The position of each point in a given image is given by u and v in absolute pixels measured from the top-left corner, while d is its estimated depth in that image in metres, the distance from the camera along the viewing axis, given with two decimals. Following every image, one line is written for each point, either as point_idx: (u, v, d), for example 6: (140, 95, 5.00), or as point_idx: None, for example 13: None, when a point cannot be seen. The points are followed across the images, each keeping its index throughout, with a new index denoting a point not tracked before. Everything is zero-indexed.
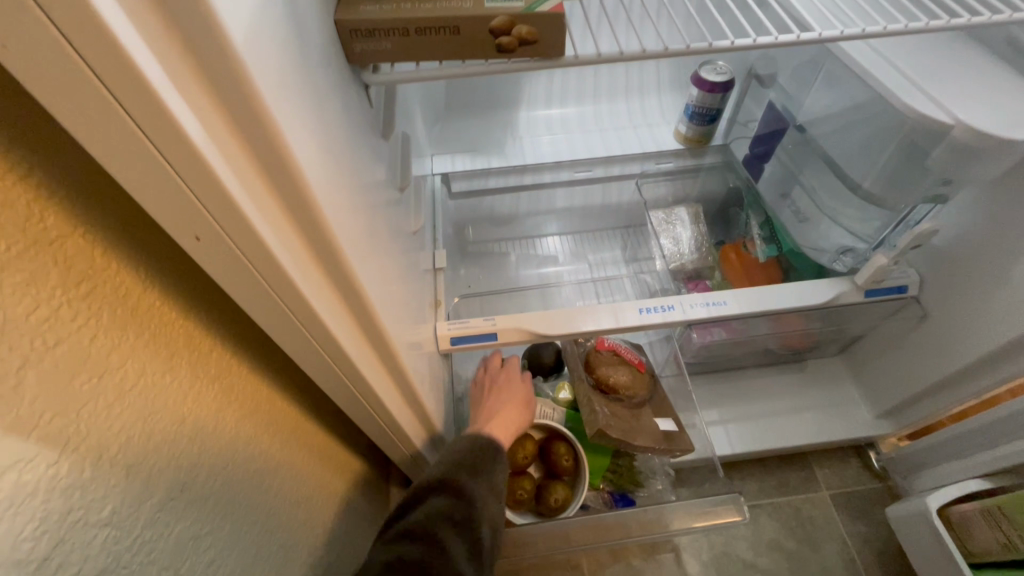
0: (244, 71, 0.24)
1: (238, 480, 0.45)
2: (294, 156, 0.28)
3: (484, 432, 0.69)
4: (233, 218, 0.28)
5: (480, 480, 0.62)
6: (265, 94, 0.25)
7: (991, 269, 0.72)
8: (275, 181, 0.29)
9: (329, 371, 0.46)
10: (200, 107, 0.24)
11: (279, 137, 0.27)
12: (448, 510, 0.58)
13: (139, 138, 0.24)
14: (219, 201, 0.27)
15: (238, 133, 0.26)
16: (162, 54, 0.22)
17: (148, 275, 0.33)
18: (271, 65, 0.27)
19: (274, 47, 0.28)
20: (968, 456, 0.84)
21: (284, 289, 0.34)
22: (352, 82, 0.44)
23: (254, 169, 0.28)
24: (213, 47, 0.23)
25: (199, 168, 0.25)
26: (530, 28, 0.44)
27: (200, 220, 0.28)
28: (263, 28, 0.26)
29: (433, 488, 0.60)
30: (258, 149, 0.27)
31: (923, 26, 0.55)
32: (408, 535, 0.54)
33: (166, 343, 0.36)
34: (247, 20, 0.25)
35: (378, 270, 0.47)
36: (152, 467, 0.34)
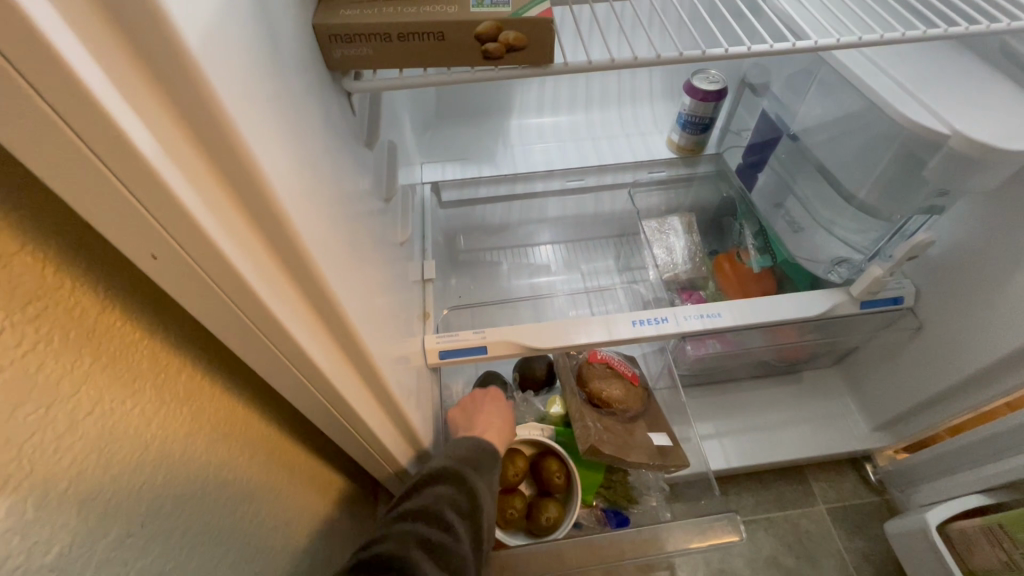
0: (202, 78, 0.22)
1: (210, 508, 0.43)
2: (261, 168, 0.26)
3: (483, 439, 0.70)
4: (194, 236, 0.26)
5: (481, 479, 0.64)
6: (226, 102, 0.24)
7: (987, 281, 0.71)
8: (239, 193, 0.27)
9: (307, 392, 0.44)
10: (150, 115, 0.22)
11: (243, 149, 0.25)
12: (454, 499, 0.59)
13: (84, 152, 0.22)
14: (176, 217, 0.25)
15: (195, 142, 0.24)
16: (108, 60, 0.20)
17: (108, 294, 0.31)
18: (236, 72, 0.25)
19: (237, 50, 0.26)
20: (967, 470, 0.82)
21: (255, 309, 0.32)
22: (333, 88, 0.43)
23: (217, 183, 0.26)
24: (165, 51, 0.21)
25: (154, 184, 0.23)
26: (518, 34, 0.43)
27: (157, 239, 0.26)
28: (226, 32, 0.25)
29: (439, 477, 0.61)
30: (219, 159, 0.25)
31: (920, 34, 0.54)
32: (417, 516, 0.55)
33: (127, 365, 0.33)
34: (207, 24, 0.23)
35: (360, 285, 0.45)
36: (109, 502, 0.32)
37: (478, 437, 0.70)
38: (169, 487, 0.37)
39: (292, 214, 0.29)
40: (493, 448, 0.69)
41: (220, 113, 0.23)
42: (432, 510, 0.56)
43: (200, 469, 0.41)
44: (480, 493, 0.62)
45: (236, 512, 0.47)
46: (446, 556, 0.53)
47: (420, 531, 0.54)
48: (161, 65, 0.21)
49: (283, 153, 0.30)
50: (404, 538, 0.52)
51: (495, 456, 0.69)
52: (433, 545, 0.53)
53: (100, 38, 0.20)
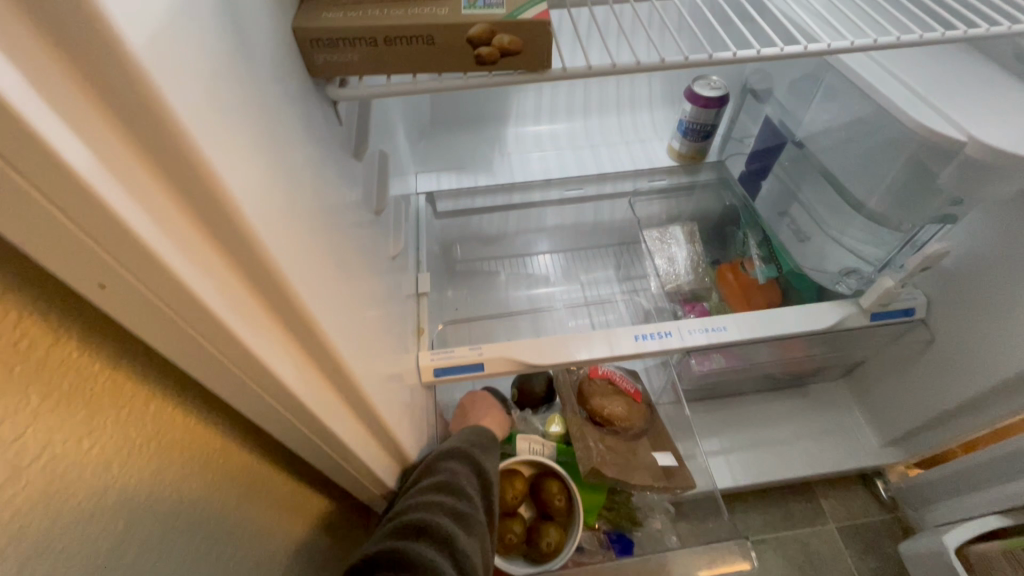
0: (151, 88, 0.20)
1: (182, 549, 0.40)
2: (225, 185, 0.24)
3: (482, 427, 0.68)
4: (148, 265, 0.24)
5: (489, 458, 0.63)
6: (182, 114, 0.21)
7: (1005, 293, 0.68)
8: (199, 209, 0.24)
9: (288, 421, 0.41)
10: (89, 128, 0.20)
11: (203, 164, 0.23)
12: (470, 475, 0.58)
13: (9, 177, 0.19)
14: (124, 243, 0.22)
15: (144, 155, 0.21)
16: (38, 71, 0.18)
17: (64, 322, 0.28)
18: (196, 81, 0.23)
19: (195, 53, 0.23)
20: (984, 488, 0.79)
21: (221, 339, 0.30)
22: (315, 96, 0.40)
23: (175, 205, 0.24)
24: (109, 56, 0.18)
25: (97, 211, 0.21)
26: (513, 38, 0.40)
27: (105, 268, 0.23)
28: (183, 37, 0.22)
29: (452, 454, 0.60)
30: (172, 173, 0.22)
31: (936, 36, 0.51)
32: (441, 488, 0.55)
33: (86, 399, 0.30)
34: (158, 28, 0.20)
35: (345, 304, 0.42)
36: (59, 554, 0.29)
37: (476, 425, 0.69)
38: (132, 530, 0.34)
39: (261, 229, 0.27)
40: (492, 433, 0.69)
41: (171, 120, 0.21)
42: (453, 482, 0.55)
43: (170, 506, 0.38)
44: (490, 471, 0.61)
45: (212, 551, 0.43)
46: (474, 524, 0.53)
47: (447, 500, 0.53)
48: (98, 67, 0.19)
49: (254, 166, 0.27)
50: (434, 507, 0.52)
51: (495, 441, 0.68)
52: (461, 513, 0.52)
53: (25, 45, 0.17)
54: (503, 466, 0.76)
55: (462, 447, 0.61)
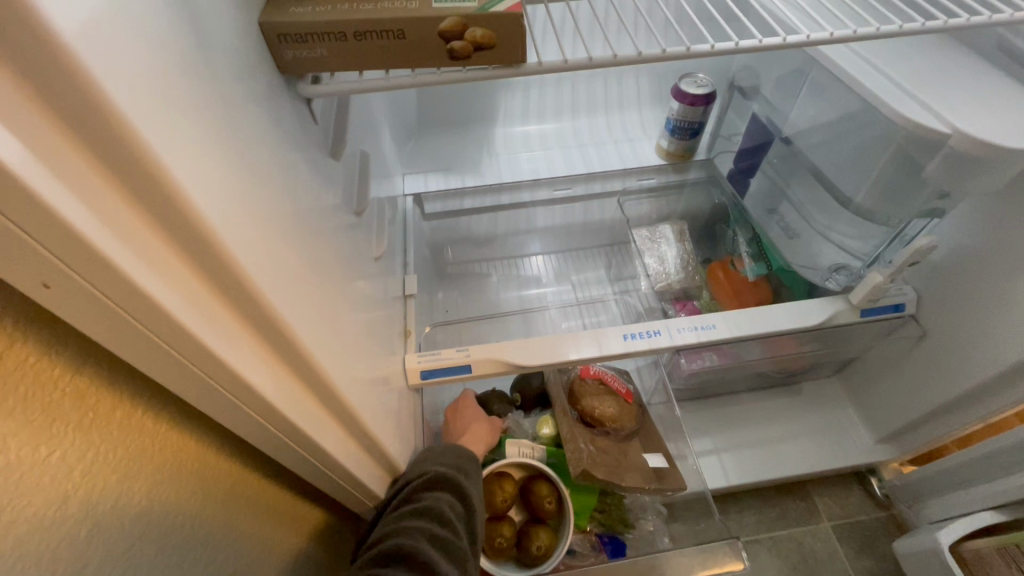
0: (93, 83, 0.19)
1: (152, 559, 0.38)
2: (179, 184, 0.23)
3: (456, 445, 0.67)
4: (101, 270, 0.23)
5: (471, 481, 0.62)
6: (128, 111, 0.21)
7: (994, 286, 0.68)
8: (149, 205, 0.23)
9: (262, 426, 0.40)
10: (21, 118, 0.19)
11: (154, 163, 0.22)
12: (451, 500, 0.58)
13: None
14: (66, 241, 0.21)
15: (85, 147, 0.20)
16: None
17: (19, 327, 0.27)
18: (145, 77, 0.22)
19: (144, 46, 0.22)
20: (977, 484, 0.79)
21: (189, 347, 0.29)
22: (286, 93, 0.39)
23: (128, 206, 0.23)
24: (44, 48, 0.18)
25: (42, 214, 0.20)
26: (486, 31, 0.40)
27: (57, 272, 0.22)
28: (129, 32, 0.21)
29: (433, 479, 0.60)
30: (116, 165, 0.21)
31: (918, 26, 0.51)
32: (420, 513, 0.55)
33: (44, 407, 0.29)
34: (101, 21, 0.20)
35: (324, 305, 0.42)
36: (15, 566, 0.28)
37: (459, 444, 0.68)
38: (96, 540, 0.33)
39: (219, 227, 0.26)
40: (472, 455, 0.68)
41: (108, 108, 0.20)
42: (433, 506, 0.56)
43: (139, 517, 0.37)
44: (473, 495, 0.61)
45: (187, 560, 0.42)
46: (454, 550, 0.53)
47: (427, 526, 0.54)
48: (26, 51, 0.18)
49: (214, 165, 0.26)
50: (412, 532, 0.52)
51: (471, 458, 0.66)
52: (440, 538, 0.53)
53: None
54: (492, 469, 0.74)
55: (445, 472, 0.60)
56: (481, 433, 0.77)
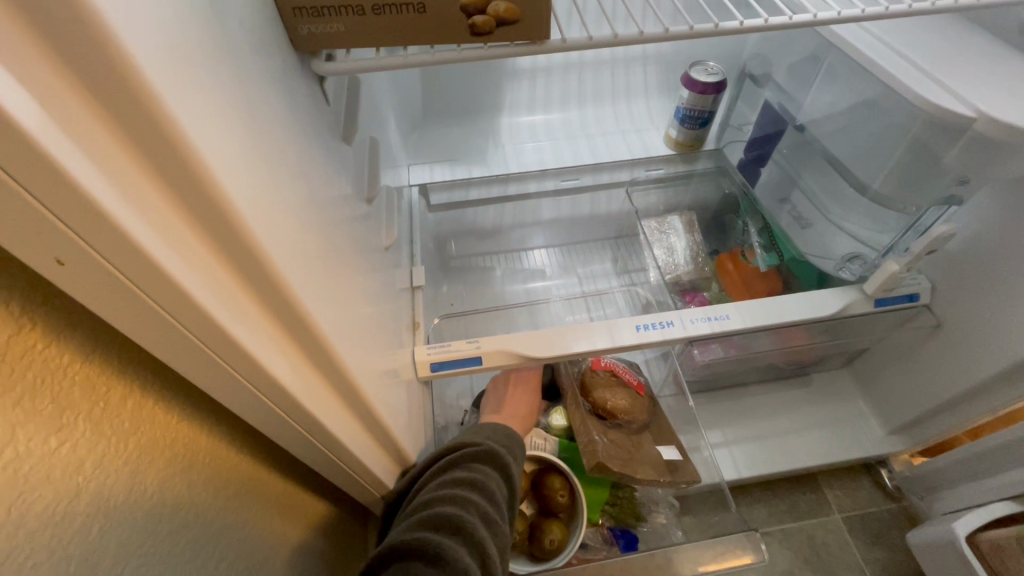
0: (128, 65, 0.18)
1: (164, 556, 0.37)
2: (213, 171, 0.22)
3: (504, 426, 0.65)
4: (129, 254, 0.22)
5: (516, 464, 0.60)
6: (163, 95, 0.20)
7: (1011, 275, 0.67)
8: (170, 179, 0.22)
9: (275, 415, 0.39)
10: (33, 76, 0.17)
11: (189, 150, 0.21)
12: (499, 479, 0.57)
13: None
14: (95, 224, 0.20)
15: (103, 114, 0.19)
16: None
17: (24, 311, 0.25)
18: (179, 57, 0.21)
19: (175, 24, 0.21)
20: (990, 474, 0.78)
21: (210, 334, 0.28)
22: (299, 71, 0.37)
23: (158, 190, 0.22)
24: (71, 21, 0.17)
25: (73, 195, 0.19)
26: (509, 6, 0.39)
27: (82, 254, 0.21)
28: (163, 8, 0.20)
29: (483, 454, 0.58)
30: (148, 150, 0.20)
31: (945, 4, 0.50)
32: (472, 486, 0.54)
33: (53, 394, 0.28)
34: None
35: (340, 293, 0.41)
36: (25, 561, 0.26)
37: (503, 424, 0.66)
38: (108, 535, 0.32)
39: (240, 202, 0.24)
40: (522, 441, 0.65)
41: (140, 84, 0.19)
42: (484, 483, 0.54)
43: (151, 510, 0.36)
44: (516, 478, 0.59)
45: (199, 556, 0.41)
46: (500, 530, 0.52)
47: (479, 501, 0.52)
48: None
49: (242, 151, 0.25)
50: (464, 505, 0.51)
51: (515, 438, 0.65)
52: (490, 517, 0.51)
53: None
54: None
55: (497, 449, 0.58)
56: (522, 420, 0.78)
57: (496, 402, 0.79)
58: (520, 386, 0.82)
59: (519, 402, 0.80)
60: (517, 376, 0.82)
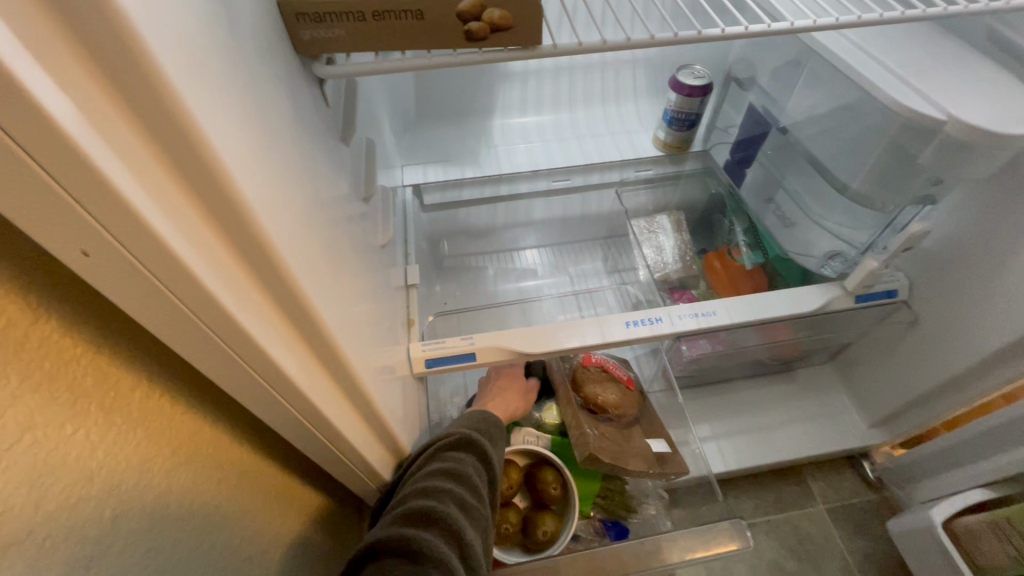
0: (161, 77, 0.20)
1: (172, 541, 0.38)
2: (230, 175, 0.24)
3: (483, 412, 0.68)
4: (153, 248, 0.24)
5: (493, 447, 0.62)
6: (189, 106, 0.21)
7: (983, 271, 0.70)
8: (192, 182, 0.23)
9: (278, 407, 0.40)
10: (78, 88, 0.19)
11: (210, 154, 0.23)
12: (477, 466, 0.58)
13: (16, 153, 0.19)
14: (125, 220, 0.22)
15: (137, 121, 0.21)
16: (48, 52, 0.18)
17: (42, 302, 0.27)
18: (201, 68, 0.23)
19: (198, 37, 0.23)
20: (966, 463, 0.81)
21: (225, 328, 0.30)
22: (301, 74, 0.39)
23: (180, 190, 0.24)
24: (110, 39, 0.18)
25: (106, 194, 0.21)
26: (503, 12, 0.40)
27: (111, 248, 0.23)
28: (188, 24, 0.22)
29: (459, 443, 0.59)
30: (174, 153, 0.22)
31: (917, 13, 0.52)
32: (449, 476, 0.55)
33: (68, 383, 0.29)
34: (165, 11, 0.20)
35: (341, 289, 0.42)
36: (44, 542, 0.28)
37: (482, 410, 0.69)
38: (120, 518, 0.33)
39: (254, 202, 0.26)
40: (500, 421, 0.68)
41: (170, 95, 0.20)
42: (461, 471, 0.56)
43: (158, 498, 0.37)
44: (493, 462, 0.61)
45: (203, 545, 0.42)
46: (479, 516, 0.53)
47: (456, 489, 0.53)
48: (79, 17, 0.18)
49: (255, 156, 0.27)
50: (442, 495, 0.52)
51: (494, 422, 0.67)
52: (468, 504, 0.53)
53: (34, 20, 0.17)
54: None
55: (471, 438, 0.60)
56: (510, 409, 0.79)
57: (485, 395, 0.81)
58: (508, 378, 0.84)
59: (510, 395, 0.81)
60: (506, 371, 0.84)
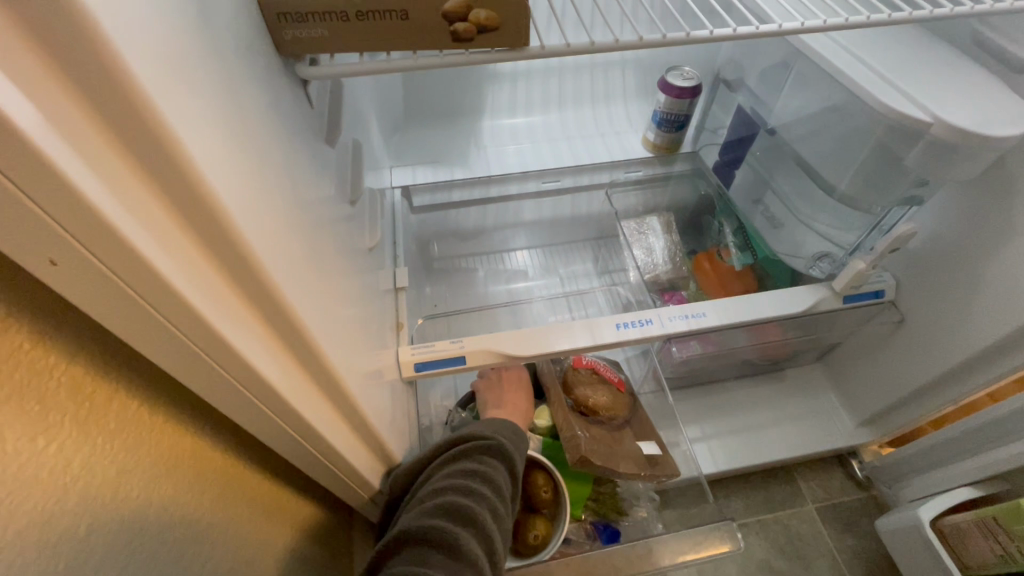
0: (137, 87, 0.19)
1: (152, 555, 0.37)
2: (212, 185, 0.24)
3: (510, 422, 0.66)
4: (131, 261, 0.23)
5: (520, 457, 0.62)
6: (168, 116, 0.21)
7: (967, 271, 0.71)
8: (171, 193, 0.23)
9: (261, 415, 0.39)
10: (48, 98, 0.18)
11: (190, 165, 0.22)
12: (506, 472, 0.58)
13: None
14: (100, 232, 0.21)
15: (110, 132, 0.20)
16: (17, 62, 0.17)
17: (11, 314, 0.25)
18: (178, 76, 0.22)
19: (174, 43, 0.22)
20: (952, 461, 0.82)
21: (206, 339, 0.29)
22: (284, 75, 0.38)
23: (159, 201, 0.23)
24: (78, 46, 0.18)
25: (80, 207, 0.20)
26: (490, 13, 0.40)
27: (85, 261, 0.22)
28: (165, 32, 0.22)
29: (494, 448, 0.59)
30: (151, 164, 0.22)
31: (904, 15, 0.52)
32: (482, 479, 0.54)
33: (39, 396, 0.28)
34: (140, 19, 0.20)
35: (326, 296, 0.41)
36: (15, 560, 0.27)
37: (509, 421, 0.67)
38: (97, 533, 0.32)
39: (232, 206, 0.25)
40: (514, 426, 0.66)
41: (146, 105, 0.20)
42: (494, 475, 0.55)
43: (137, 512, 0.36)
44: (519, 474, 0.60)
45: (185, 557, 0.41)
46: (505, 523, 0.53)
47: (488, 493, 0.53)
48: (45, 22, 0.17)
49: (235, 164, 0.26)
50: (475, 497, 0.52)
51: (520, 435, 0.65)
52: (498, 509, 0.53)
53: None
54: None
55: (507, 446, 0.59)
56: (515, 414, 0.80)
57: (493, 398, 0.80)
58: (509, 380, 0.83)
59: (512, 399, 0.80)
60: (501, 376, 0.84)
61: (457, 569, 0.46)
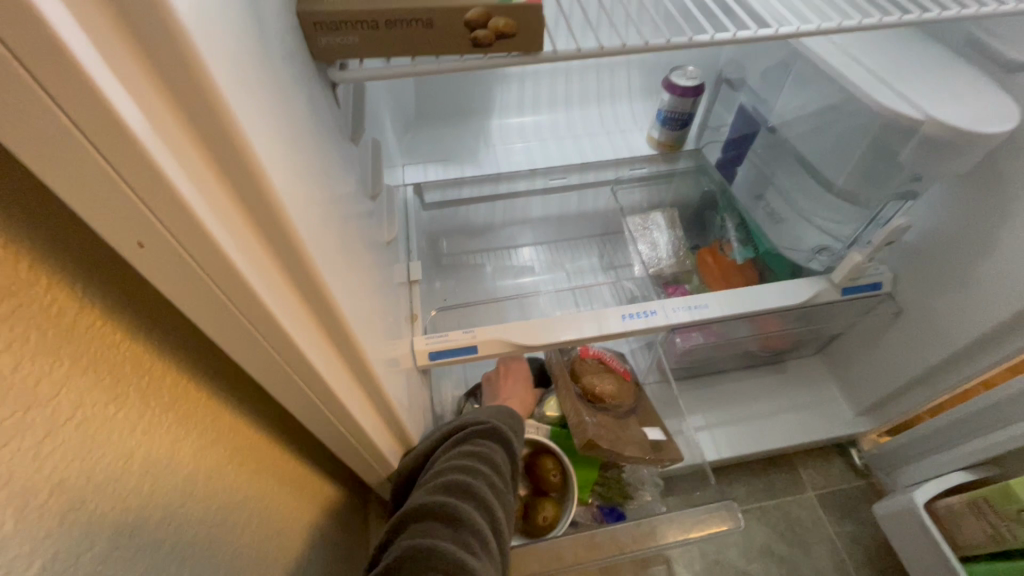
0: (221, 106, 0.23)
1: (200, 519, 0.41)
2: (272, 184, 0.27)
3: (505, 407, 0.70)
4: (204, 245, 0.27)
5: (517, 441, 0.65)
6: (242, 123, 0.24)
7: (960, 260, 0.73)
8: (239, 189, 0.26)
9: (298, 393, 0.42)
10: (153, 112, 0.22)
11: (256, 166, 0.26)
12: (503, 453, 0.61)
13: (99, 165, 0.22)
14: (184, 223, 0.25)
15: (198, 140, 0.24)
16: (130, 80, 0.20)
17: (87, 292, 0.29)
18: (247, 87, 0.25)
19: (243, 59, 0.26)
20: (947, 448, 0.85)
21: (259, 318, 0.33)
22: (318, 80, 0.41)
23: (228, 196, 0.27)
24: (179, 68, 0.21)
25: (169, 197, 0.24)
26: (508, 21, 0.43)
27: (167, 245, 0.26)
28: (236, 49, 0.25)
29: (490, 432, 0.62)
30: (226, 166, 0.25)
31: (896, 21, 0.55)
32: (481, 459, 0.57)
33: (109, 367, 0.31)
34: (221, 41, 0.23)
35: (354, 283, 0.45)
36: (92, 513, 0.30)
37: (504, 406, 0.71)
38: (156, 495, 0.36)
39: (284, 198, 0.28)
40: (511, 410, 0.70)
41: (227, 118, 0.23)
42: (491, 455, 0.58)
43: (188, 479, 0.39)
44: (516, 456, 0.63)
45: (225, 524, 0.44)
46: (505, 498, 0.56)
47: (486, 470, 0.56)
48: (156, 53, 0.20)
49: (286, 162, 0.30)
50: (475, 473, 0.55)
51: (517, 417, 0.70)
52: (497, 485, 0.56)
53: (122, 57, 0.20)
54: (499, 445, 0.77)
55: (502, 429, 0.62)
56: (522, 404, 0.84)
57: (492, 392, 0.85)
58: (512, 372, 0.88)
59: (515, 389, 0.86)
60: (506, 366, 0.89)
61: (461, 538, 0.48)
